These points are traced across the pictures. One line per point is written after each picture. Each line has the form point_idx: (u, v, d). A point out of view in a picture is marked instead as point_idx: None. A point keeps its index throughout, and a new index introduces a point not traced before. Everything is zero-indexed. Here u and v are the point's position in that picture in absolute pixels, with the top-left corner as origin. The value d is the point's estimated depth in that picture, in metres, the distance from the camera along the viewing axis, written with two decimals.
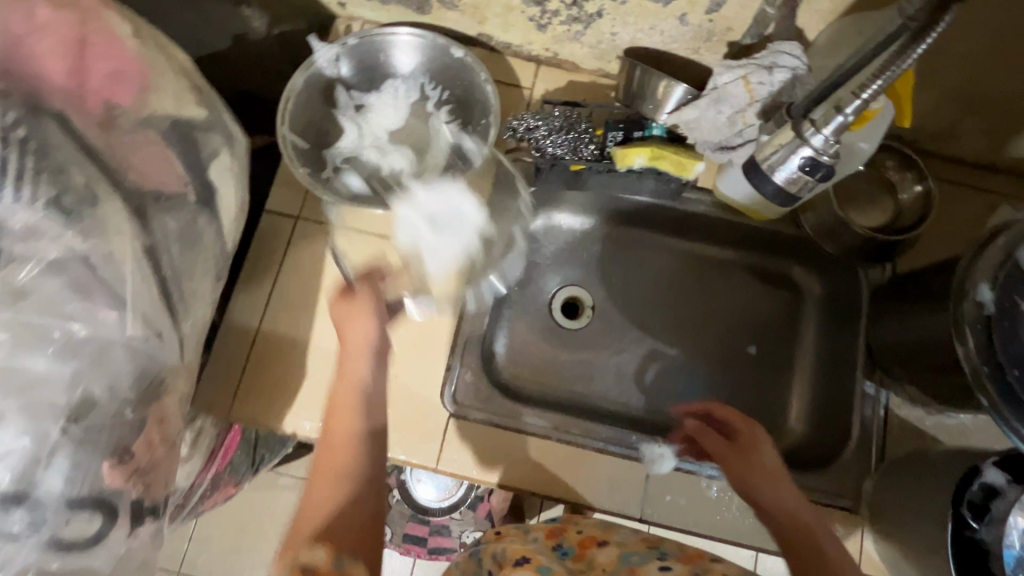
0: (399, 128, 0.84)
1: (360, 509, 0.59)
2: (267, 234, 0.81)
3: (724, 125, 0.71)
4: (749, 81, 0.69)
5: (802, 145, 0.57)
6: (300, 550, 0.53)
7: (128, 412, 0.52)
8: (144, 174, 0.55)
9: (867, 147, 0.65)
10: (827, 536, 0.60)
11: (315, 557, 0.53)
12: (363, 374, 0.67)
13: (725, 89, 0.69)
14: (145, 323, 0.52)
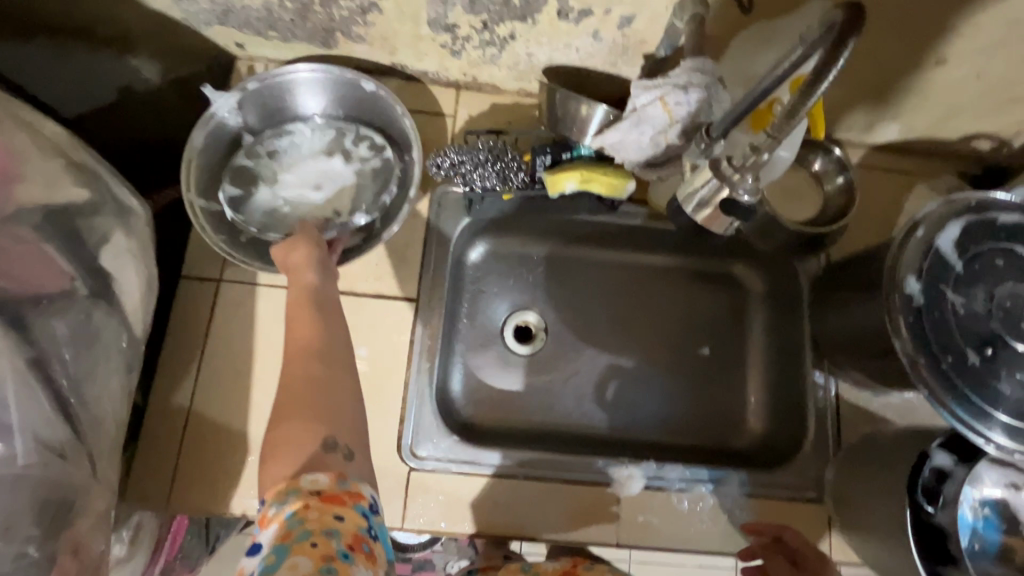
0: (321, 172, 0.78)
1: (342, 417, 0.53)
2: (187, 305, 0.75)
3: (647, 146, 0.70)
4: (666, 102, 0.67)
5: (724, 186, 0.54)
6: (300, 476, 0.48)
7: (32, 550, 0.46)
8: (18, 278, 0.49)
9: (788, 154, 0.65)
10: None
11: (318, 479, 0.47)
12: (311, 274, 0.65)
13: (643, 111, 0.68)
14: (42, 446, 0.47)
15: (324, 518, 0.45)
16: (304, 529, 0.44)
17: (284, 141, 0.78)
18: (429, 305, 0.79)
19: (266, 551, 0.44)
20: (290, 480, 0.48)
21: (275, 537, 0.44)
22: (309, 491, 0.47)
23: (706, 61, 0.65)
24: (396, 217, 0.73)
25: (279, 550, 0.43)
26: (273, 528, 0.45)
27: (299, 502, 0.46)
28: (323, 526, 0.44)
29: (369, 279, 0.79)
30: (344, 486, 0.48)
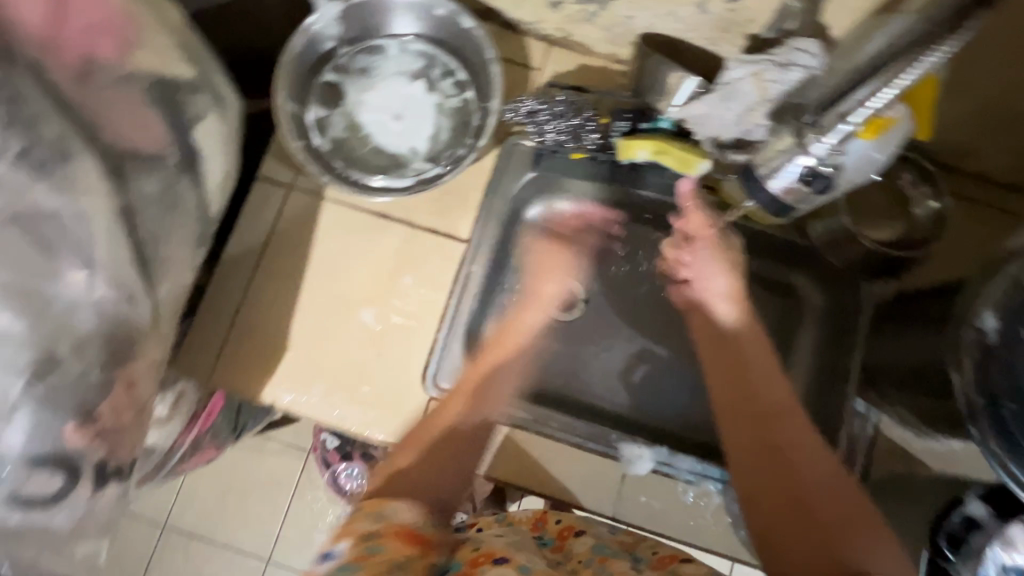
0: (404, 99, 0.80)
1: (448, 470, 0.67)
2: (259, 203, 0.80)
3: (732, 124, 0.67)
4: (761, 78, 0.65)
5: (801, 154, 0.54)
6: (391, 505, 0.61)
7: (94, 375, 0.50)
8: (121, 133, 0.53)
9: (882, 159, 0.59)
10: (796, 418, 0.67)
11: (401, 517, 0.59)
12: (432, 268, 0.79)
13: (735, 85, 0.66)
14: (116, 286, 0.51)
15: (398, 553, 0.55)
16: (380, 557, 0.54)
17: (374, 62, 0.80)
18: (478, 249, 0.80)
19: (341, 558, 0.54)
20: (384, 502, 0.62)
21: (353, 553, 0.54)
22: (394, 525, 0.58)
23: (816, 45, 0.63)
24: (462, 165, 0.74)
25: (352, 567, 0.52)
26: (354, 544, 0.55)
27: (385, 527, 0.58)
28: (398, 559, 0.54)
29: (427, 214, 0.81)
30: (422, 530, 0.60)
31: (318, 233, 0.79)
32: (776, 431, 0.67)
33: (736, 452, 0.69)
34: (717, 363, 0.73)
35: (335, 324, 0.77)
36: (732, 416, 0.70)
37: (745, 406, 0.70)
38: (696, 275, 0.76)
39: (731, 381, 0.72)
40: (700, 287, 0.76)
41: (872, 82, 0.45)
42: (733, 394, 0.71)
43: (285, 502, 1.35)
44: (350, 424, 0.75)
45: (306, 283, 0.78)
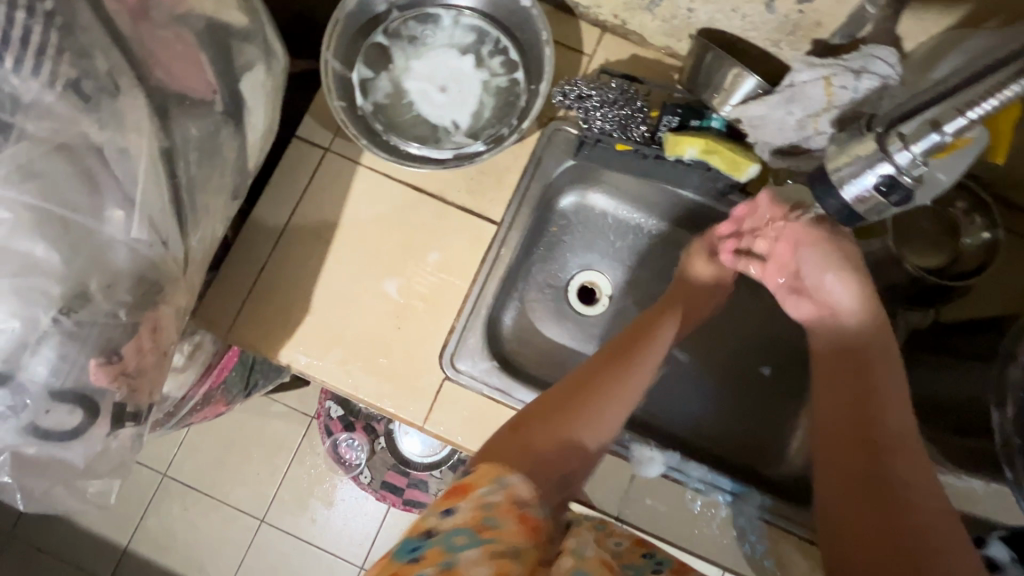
0: (451, 72, 0.79)
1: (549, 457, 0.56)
2: (294, 162, 0.79)
3: (790, 129, 0.65)
4: (830, 84, 0.62)
5: (884, 160, 0.49)
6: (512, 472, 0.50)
7: (121, 314, 0.49)
8: (171, 73, 0.52)
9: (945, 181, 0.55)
10: (914, 457, 0.55)
11: (522, 488, 0.49)
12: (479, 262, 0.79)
13: (800, 88, 0.63)
14: (151, 228, 0.50)
15: (515, 535, 0.45)
16: (499, 536, 0.44)
17: (426, 30, 0.79)
18: (509, 232, 0.78)
19: (450, 521, 0.45)
20: (502, 469, 0.51)
21: (471, 516, 0.45)
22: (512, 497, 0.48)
23: (893, 53, 0.61)
24: (500, 145, 0.73)
25: (474, 537, 0.44)
26: (471, 507, 0.46)
27: (504, 499, 0.47)
28: (515, 543, 0.45)
29: (460, 191, 0.79)
30: (535, 514, 0.49)
31: (349, 199, 0.78)
32: (881, 461, 0.56)
33: (831, 473, 0.59)
34: (827, 378, 0.63)
35: (358, 292, 0.77)
36: (832, 434, 0.60)
37: (852, 425, 0.59)
38: (812, 279, 0.68)
39: (839, 400, 0.61)
40: (820, 285, 0.67)
41: (977, 89, 0.41)
42: (836, 410, 0.61)
43: (283, 464, 1.36)
44: (362, 394, 0.74)
45: (333, 248, 0.77)
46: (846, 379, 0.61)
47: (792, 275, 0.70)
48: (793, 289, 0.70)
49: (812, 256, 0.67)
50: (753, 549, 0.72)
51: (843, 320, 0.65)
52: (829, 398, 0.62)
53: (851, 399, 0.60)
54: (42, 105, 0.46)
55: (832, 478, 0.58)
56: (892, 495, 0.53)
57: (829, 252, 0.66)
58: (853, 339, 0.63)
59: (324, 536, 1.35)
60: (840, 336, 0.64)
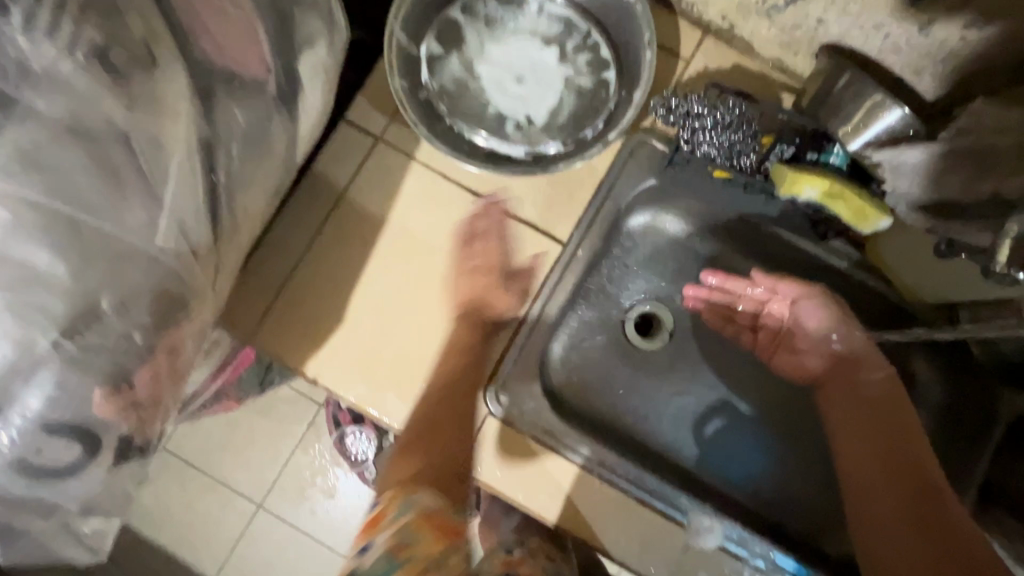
0: (530, 63, 0.68)
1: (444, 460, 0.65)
2: (341, 149, 0.69)
3: (947, 185, 0.52)
4: None
5: None
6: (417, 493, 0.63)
7: (137, 337, 0.41)
8: (220, 45, 0.43)
9: None
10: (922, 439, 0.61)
11: (431, 505, 0.62)
12: (454, 275, 0.69)
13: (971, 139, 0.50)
14: (180, 236, 0.42)
15: (432, 546, 0.57)
16: (416, 552, 0.55)
17: (509, 13, 0.68)
18: (575, 256, 0.69)
19: (375, 553, 0.56)
20: (409, 490, 0.64)
21: (387, 542, 0.56)
22: (425, 516, 0.60)
23: None
24: (579, 156, 0.63)
25: (394, 557, 0.55)
26: (389, 534, 0.57)
27: (416, 516, 0.60)
28: (430, 553, 0.56)
29: (523, 203, 0.70)
30: (450, 520, 0.62)
31: (400, 197, 0.69)
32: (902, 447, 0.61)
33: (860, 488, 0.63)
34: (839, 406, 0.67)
35: (395, 305, 0.68)
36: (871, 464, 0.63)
37: (874, 452, 0.63)
38: (817, 340, 0.69)
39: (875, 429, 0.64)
40: (821, 343, 0.69)
41: None
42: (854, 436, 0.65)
43: (285, 454, 1.29)
44: (394, 422, 0.66)
45: (375, 253, 0.68)
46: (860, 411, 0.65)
47: (783, 334, 0.72)
48: (792, 349, 0.72)
49: (811, 318, 0.69)
50: None
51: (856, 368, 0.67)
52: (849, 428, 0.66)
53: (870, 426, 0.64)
54: (58, 76, 0.37)
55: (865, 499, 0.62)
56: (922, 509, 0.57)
57: (831, 314, 0.67)
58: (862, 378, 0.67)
59: (321, 530, 1.28)
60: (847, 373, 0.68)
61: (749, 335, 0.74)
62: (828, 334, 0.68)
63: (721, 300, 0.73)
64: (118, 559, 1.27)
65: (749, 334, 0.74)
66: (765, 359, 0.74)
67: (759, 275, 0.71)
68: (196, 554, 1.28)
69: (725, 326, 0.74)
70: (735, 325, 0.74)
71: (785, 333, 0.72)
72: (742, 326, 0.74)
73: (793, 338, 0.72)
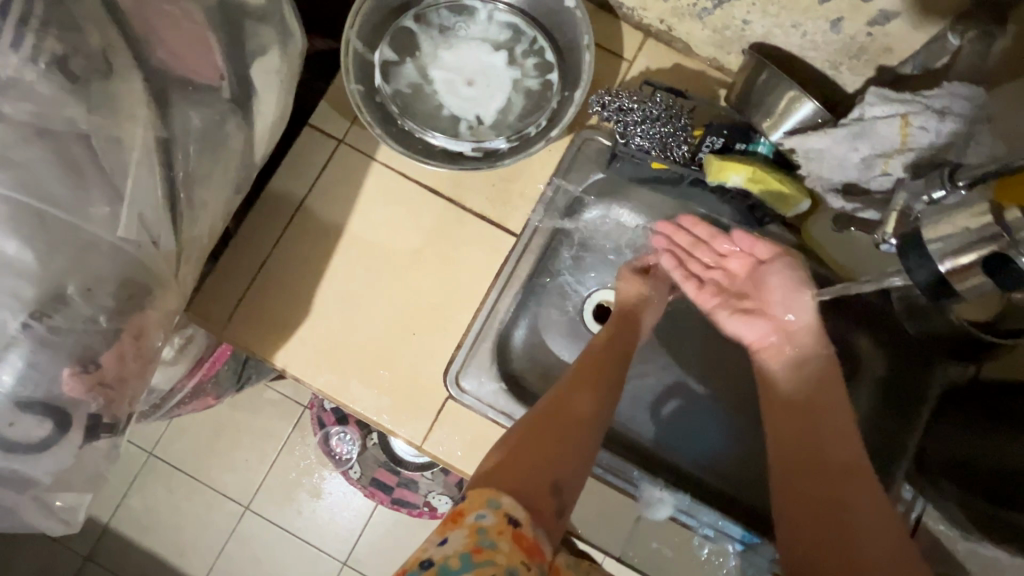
0: (480, 67, 0.73)
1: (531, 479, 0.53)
2: (306, 151, 0.74)
3: (852, 167, 0.58)
4: (907, 123, 0.53)
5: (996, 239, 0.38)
6: (503, 495, 0.49)
7: (102, 320, 0.45)
8: (175, 55, 0.48)
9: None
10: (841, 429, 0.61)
11: (517, 512, 0.48)
12: (415, 266, 0.73)
13: (872, 125, 0.55)
14: (141, 226, 0.46)
15: (514, 556, 0.44)
16: (495, 557, 0.43)
17: (460, 20, 0.73)
18: (528, 245, 0.73)
19: (449, 549, 0.44)
20: (494, 492, 0.50)
21: (465, 543, 0.44)
22: (506, 520, 0.47)
23: (979, 95, 0.52)
24: (524, 152, 0.67)
25: (471, 560, 0.42)
26: (466, 534, 0.45)
27: (496, 521, 0.47)
28: (512, 564, 0.43)
29: (479, 197, 0.74)
30: (534, 534, 0.48)
31: (362, 196, 0.73)
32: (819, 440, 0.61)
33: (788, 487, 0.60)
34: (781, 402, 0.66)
35: (359, 297, 0.72)
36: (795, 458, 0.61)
37: (805, 448, 0.61)
38: (771, 302, 0.70)
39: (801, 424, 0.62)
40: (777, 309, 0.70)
41: None
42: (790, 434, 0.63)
43: (271, 455, 1.31)
44: (359, 407, 0.70)
45: (339, 248, 0.72)
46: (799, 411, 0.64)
47: (733, 294, 0.74)
48: (738, 304, 0.73)
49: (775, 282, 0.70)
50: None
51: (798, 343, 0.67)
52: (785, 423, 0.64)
53: (799, 432, 0.62)
54: (24, 85, 0.41)
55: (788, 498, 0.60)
56: (840, 515, 0.56)
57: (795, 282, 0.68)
58: (808, 374, 0.65)
59: (309, 529, 1.31)
60: (792, 361, 0.67)
61: (696, 285, 0.75)
62: (781, 297, 0.69)
63: (682, 244, 0.75)
64: (108, 565, 1.29)
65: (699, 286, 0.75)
66: (707, 310, 0.74)
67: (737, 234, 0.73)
68: (185, 557, 1.30)
69: (679, 269, 0.74)
70: (686, 270, 0.75)
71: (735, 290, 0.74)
72: (693, 274, 0.75)
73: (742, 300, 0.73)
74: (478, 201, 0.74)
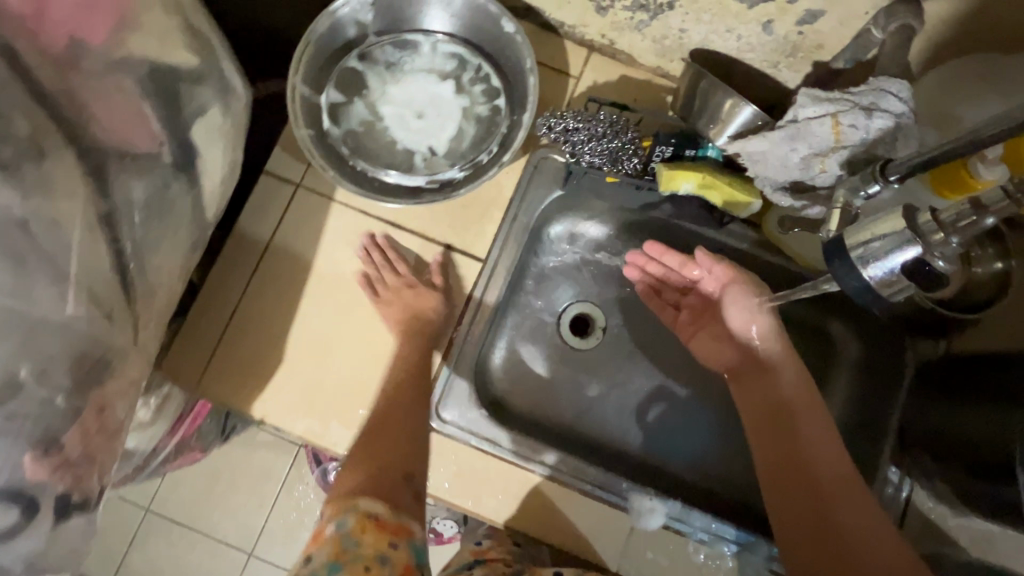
0: (428, 98, 0.73)
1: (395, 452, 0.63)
2: (264, 199, 0.74)
3: (795, 167, 0.59)
4: (838, 121, 0.56)
5: (914, 241, 0.40)
6: (359, 499, 0.60)
7: (59, 400, 0.46)
8: (110, 129, 0.49)
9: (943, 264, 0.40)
10: (819, 440, 0.59)
11: (375, 507, 0.59)
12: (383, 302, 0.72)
13: (806, 124, 0.57)
14: (92, 303, 0.47)
15: (376, 546, 0.57)
16: (359, 553, 0.56)
17: (404, 54, 0.74)
18: (495, 269, 0.73)
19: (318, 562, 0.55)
20: (354, 499, 0.60)
21: (330, 554, 0.56)
22: (365, 516, 0.59)
23: (904, 90, 0.55)
24: (480, 178, 0.67)
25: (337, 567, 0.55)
26: (330, 545, 0.56)
27: (356, 522, 0.58)
28: (375, 554, 0.56)
29: (440, 225, 0.75)
30: (396, 518, 0.60)
31: (325, 238, 0.73)
32: (803, 451, 0.59)
33: (776, 503, 0.58)
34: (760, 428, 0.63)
35: (331, 338, 0.72)
36: (778, 475, 0.59)
37: (785, 453, 0.60)
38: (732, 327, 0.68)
39: (777, 437, 0.61)
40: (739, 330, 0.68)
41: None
42: (775, 455, 0.60)
43: (270, 499, 1.29)
44: (343, 450, 0.70)
45: (307, 291, 0.72)
46: (775, 426, 0.62)
47: (705, 318, 0.72)
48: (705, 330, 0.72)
49: (733, 306, 0.68)
50: None
51: (765, 354, 0.66)
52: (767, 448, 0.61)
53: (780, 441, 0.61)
54: None
55: (785, 509, 0.58)
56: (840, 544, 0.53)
57: (748, 304, 0.67)
58: (783, 383, 0.63)
59: None
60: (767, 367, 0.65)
61: (672, 312, 0.75)
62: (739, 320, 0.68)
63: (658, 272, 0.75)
64: None
65: (673, 312, 0.75)
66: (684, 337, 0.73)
67: (701, 257, 0.68)
68: None
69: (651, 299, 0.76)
70: (660, 300, 0.76)
71: (705, 313, 0.72)
72: (667, 302, 0.76)
73: (714, 322, 0.71)
74: (441, 229, 0.75)
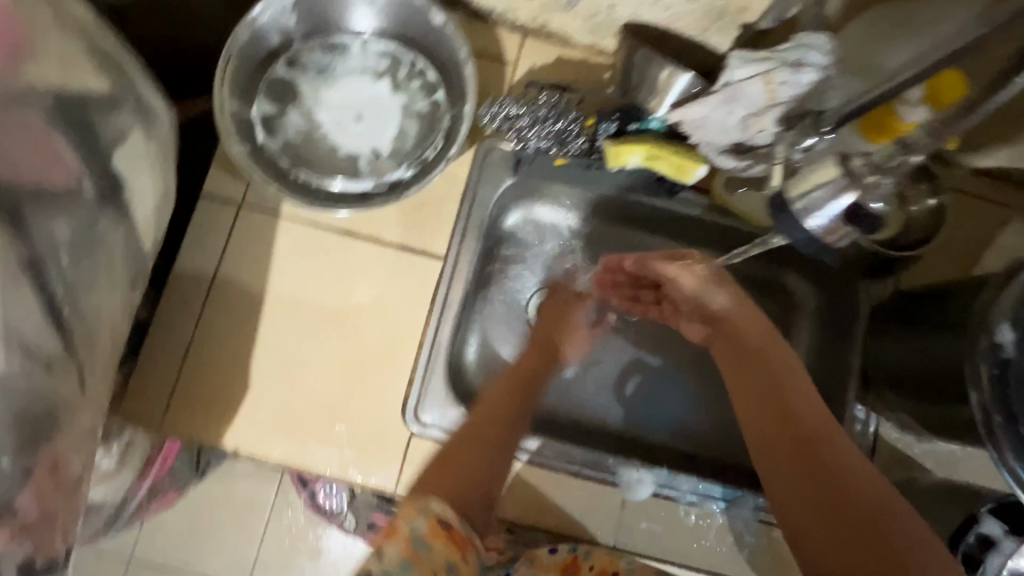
0: (365, 99, 0.72)
1: (469, 482, 0.58)
2: (206, 222, 0.71)
3: (734, 128, 0.61)
4: (768, 80, 0.58)
5: (846, 187, 0.50)
6: (432, 500, 0.56)
7: (6, 463, 0.44)
8: (20, 168, 0.46)
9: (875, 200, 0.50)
10: (802, 396, 0.59)
11: (446, 513, 0.55)
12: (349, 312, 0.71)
13: (739, 86, 0.59)
14: (25, 357, 0.44)
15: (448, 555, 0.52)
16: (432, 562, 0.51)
17: (334, 57, 0.71)
18: (456, 264, 0.72)
19: (389, 562, 0.51)
20: (424, 499, 0.56)
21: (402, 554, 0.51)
22: (437, 524, 0.53)
23: (824, 40, 0.58)
24: (429, 175, 0.66)
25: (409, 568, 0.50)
26: (400, 544, 0.51)
27: (429, 527, 0.53)
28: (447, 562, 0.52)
29: (394, 227, 0.73)
30: (464, 531, 0.55)
31: (277, 255, 0.71)
32: (788, 405, 0.58)
33: (765, 458, 0.58)
34: (746, 386, 0.62)
35: (296, 357, 0.69)
36: (767, 432, 0.59)
37: (771, 408, 0.59)
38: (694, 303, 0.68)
39: (761, 397, 0.60)
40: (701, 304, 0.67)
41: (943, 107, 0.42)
42: (765, 414, 0.59)
43: (260, 528, 1.25)
44: (325, 469, 0.68)
45: (265, 312, 0.70)
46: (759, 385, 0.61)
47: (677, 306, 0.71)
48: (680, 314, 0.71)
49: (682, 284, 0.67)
50: (751, 550, 0.71)
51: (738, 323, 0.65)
52: (753, 407, 0.61)
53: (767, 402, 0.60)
54: None
55: (776, 461, 0.57)
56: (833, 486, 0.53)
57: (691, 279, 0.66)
58: (760, 346, 0.63)
59: None
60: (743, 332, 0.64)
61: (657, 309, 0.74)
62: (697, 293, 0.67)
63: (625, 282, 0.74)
64: None
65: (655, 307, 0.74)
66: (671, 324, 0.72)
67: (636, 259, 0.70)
68: None
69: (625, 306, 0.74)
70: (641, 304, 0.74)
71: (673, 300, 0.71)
72: (649, 303, 0.74)
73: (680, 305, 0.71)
74: (396, 231, 0.73)
